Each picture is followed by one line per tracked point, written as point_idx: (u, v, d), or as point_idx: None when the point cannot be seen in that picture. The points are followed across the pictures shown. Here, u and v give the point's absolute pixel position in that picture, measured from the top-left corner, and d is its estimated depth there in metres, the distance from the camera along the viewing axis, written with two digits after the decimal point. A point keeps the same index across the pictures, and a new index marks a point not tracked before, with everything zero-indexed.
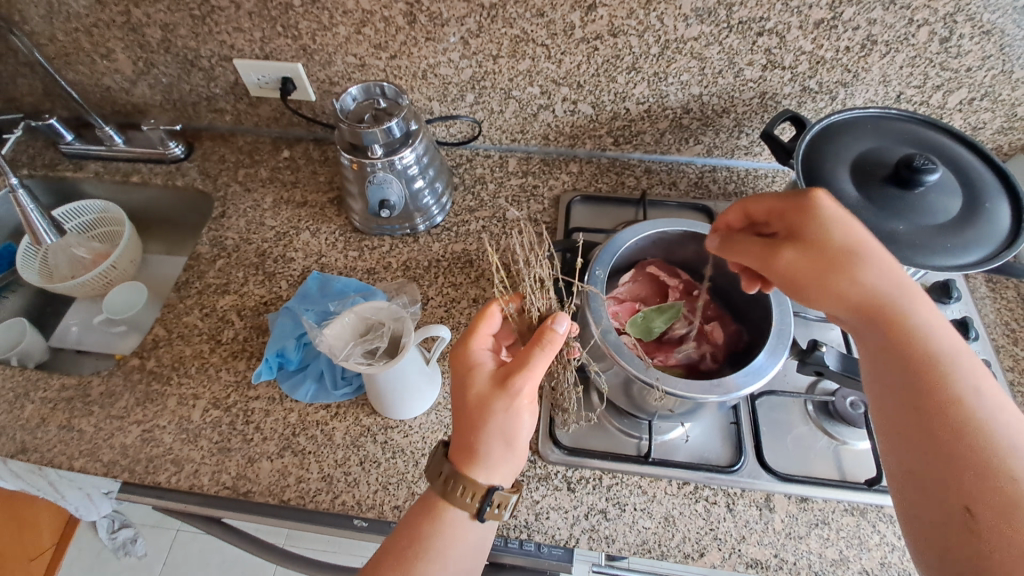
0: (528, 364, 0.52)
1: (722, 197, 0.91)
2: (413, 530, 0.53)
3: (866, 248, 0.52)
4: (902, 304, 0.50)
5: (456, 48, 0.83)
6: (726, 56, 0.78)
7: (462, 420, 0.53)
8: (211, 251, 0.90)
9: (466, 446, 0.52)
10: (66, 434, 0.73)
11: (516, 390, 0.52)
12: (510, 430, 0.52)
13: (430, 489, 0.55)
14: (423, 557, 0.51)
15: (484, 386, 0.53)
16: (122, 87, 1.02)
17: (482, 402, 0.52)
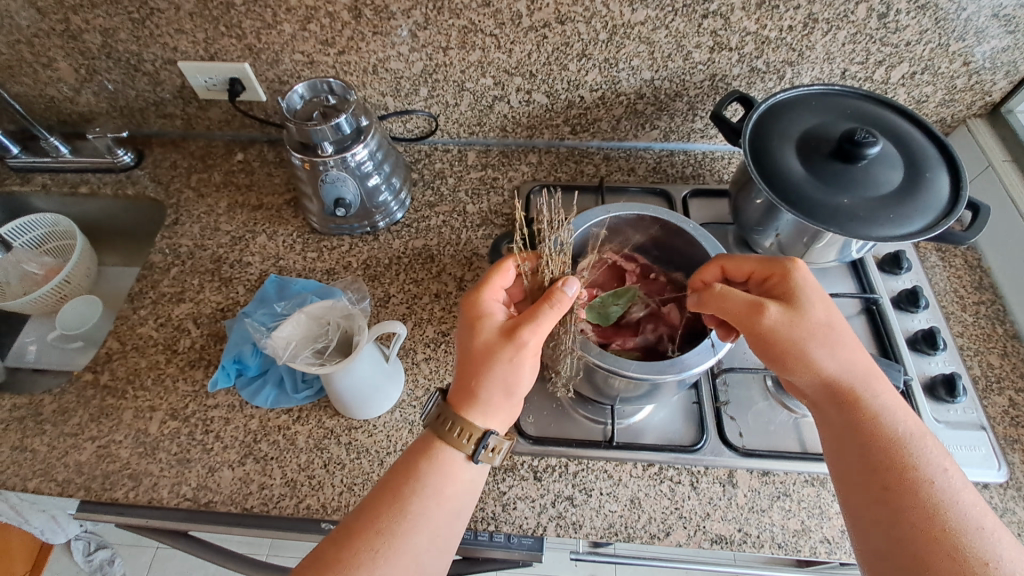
0: (536, 318, 0.52)
1: (679, 180, 0.91)
2: (407, 469, 0.52)
3: (835, 329, 0.54)
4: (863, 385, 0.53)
5: (406, 42, 0.82)
6: (674, 39, 0.78)
7: (465, 368, 0.53)
8: (165, 260, 0.87)
9: (467, 392, 0.52)
10: (18, 455, 0.71)
11: (521, 342, 0.52)
12: (511, 381, 0.52)
13: (426, 432, 0.54)
14: (419, 494, 0.50)
15: (490, 335, 0.53)
16: (66, 96, 0.98)
17: (488, 351, 0.52)
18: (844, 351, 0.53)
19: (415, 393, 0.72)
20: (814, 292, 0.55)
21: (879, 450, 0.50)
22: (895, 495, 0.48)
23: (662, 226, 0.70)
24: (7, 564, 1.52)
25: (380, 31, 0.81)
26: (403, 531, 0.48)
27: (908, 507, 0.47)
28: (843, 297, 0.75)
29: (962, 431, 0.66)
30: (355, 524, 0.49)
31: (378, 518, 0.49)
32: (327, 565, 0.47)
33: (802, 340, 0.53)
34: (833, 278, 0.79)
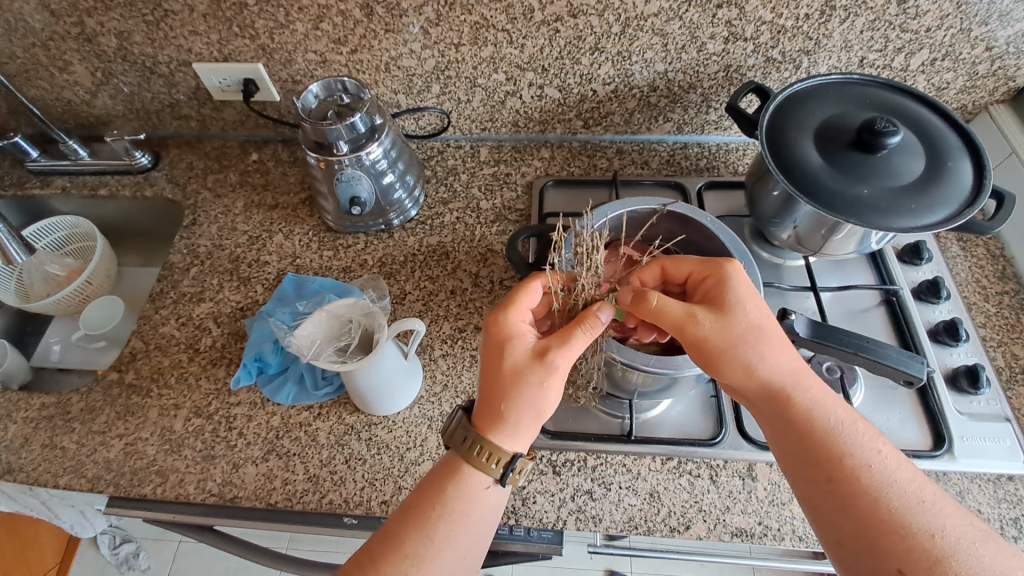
0: (568, 343, 0.53)
1: (694, 173, 0.91)
2: (434, 492, 0.52)
3: (759, 330, 0.53)
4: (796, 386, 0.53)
5: (418, 39, 0.82)
6: (688, 31, 0.77)
7: (492, 389, 0.54)
8: (184, 260, 0.89)
9: (495, 414, 0.53)
10: (49, 452, 0.73)
11: (553, 365, 0.52)
12: (540, 405, 0.53)
13: (450, 454, 0.54)
14: (446, 518, 0.51)
15: (519, 357, 0.53)
16: (84, 100, 1.00)
17: (518, 372, 0.52)
18: (775, 354, 0.53)
19: (433, 390, 0.73)
20: (748, 296, 0.54)
21: (836, 460, 0.50)
22: (863, 505, 0.47)
23: (679, 219, 0.70)
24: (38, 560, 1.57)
25: (393, 28, 0.81)
26: (428, 555, 0.49)
27: (877, 520, 0.47)
28: (862, 289, 0.75)
29: (985, 422, 0.66)
30: (381, 546, 0.50)
31: (405, 542, 0.50)
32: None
33: (732, 345, 0.53)
34: (850, 269, 0.79)
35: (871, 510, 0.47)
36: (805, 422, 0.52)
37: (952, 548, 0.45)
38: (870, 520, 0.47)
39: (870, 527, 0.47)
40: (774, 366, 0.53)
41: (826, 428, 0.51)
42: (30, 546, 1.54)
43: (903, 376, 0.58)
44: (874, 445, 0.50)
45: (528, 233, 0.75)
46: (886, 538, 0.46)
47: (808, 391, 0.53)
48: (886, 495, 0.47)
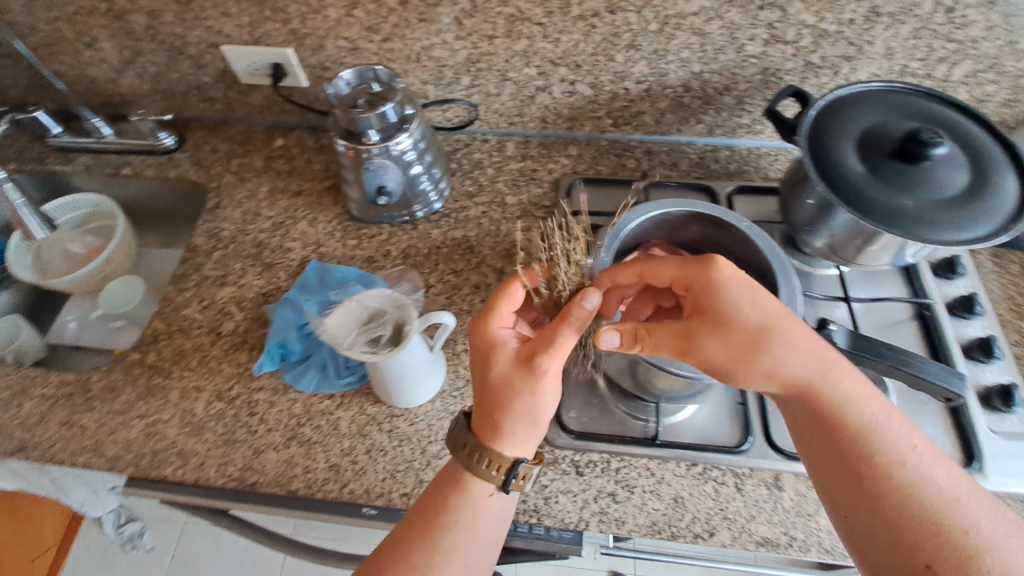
0: (551, 344, 0.53)
1: (724, 176, 0.90)
2: (437, 502, 0.54)
3: (774, 327, 0.52)
4: (825, 387, 0.52)
5: (450, 29, 0.80)
6: (728, 31, 0.76)
7: (485, 401, 0.54)
8: (208, 243, 0.88)
9: (490, 423, 0.53)
10: (68, 430, 0.73)
11: (540, 370, 0.52)
12: (535, 410, 0.53)
13: (453, 462, 0.55)
14: (451, 526, 0.52)
15: (507, 363, 0.54)
16: (110, 78, 0.99)
17: (507, 381, 0.53)
18: (794, 354, 0.52)
19: (456, 384, 0.73)
20: (744, 295, 0.52)
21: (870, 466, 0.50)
22: (931, 544, 0.47)
23: (715, 223, 0.69)
24: (36, 536, 1.60)
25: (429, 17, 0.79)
26: (436, 564, 0.51)
27: (903, 516, 0.48)
28: (893, 302, 0.74)
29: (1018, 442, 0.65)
30: (388, 557, 0.52)
31: (412, 552, 0.51)
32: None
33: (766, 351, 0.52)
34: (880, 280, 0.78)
35: (908, 516, 0.48)
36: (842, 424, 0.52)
37: (983, 535, 0.47)
38: (934, 562, 0.46)
39: (898, 522, 0.48)
40: (795, 367, 0.52)
41: (877, 456, 0.50)
42: (26, 524, 1.55)
43: (943, 394, 0.59)
44: (904, 448, 0.50)
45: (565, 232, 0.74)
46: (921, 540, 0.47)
47: (835, 389, 0.52)
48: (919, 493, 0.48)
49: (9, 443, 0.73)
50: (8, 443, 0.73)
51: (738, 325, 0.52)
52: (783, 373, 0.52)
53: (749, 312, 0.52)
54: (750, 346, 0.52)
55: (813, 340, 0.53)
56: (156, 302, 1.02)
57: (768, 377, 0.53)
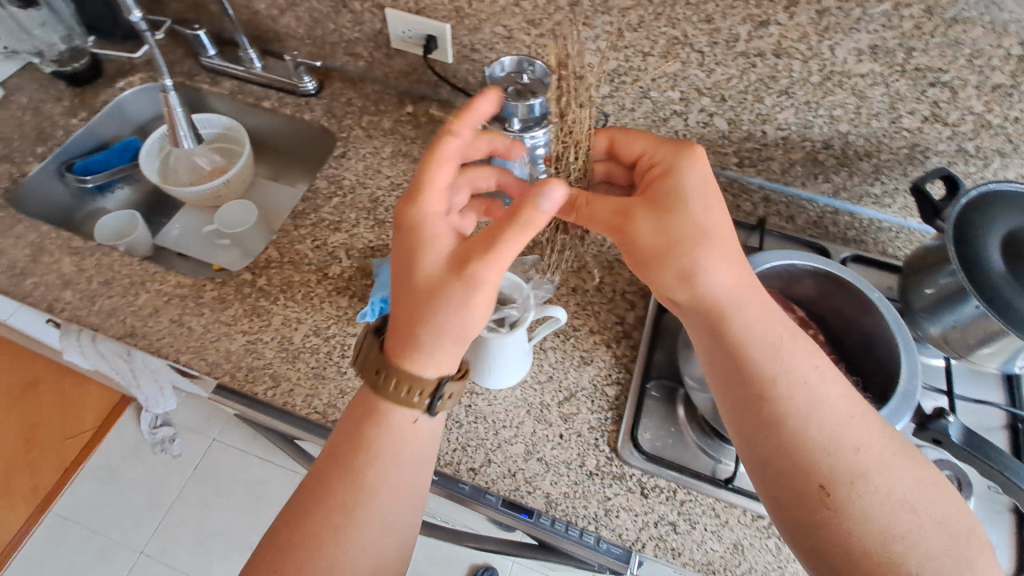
0: (493, 252, 0.49)
1: (839, 240, 0.88)
2: (355, 435, 0.54)
3: (708, 233, 0.56)
4: (733, 307, 0.55)
5: (608, 38, 0.82)
6: (889, 99, 0.75)
7: (406, 303, 0.52)
8: (328, 188, 0.93)
9: (410, 335, 0.51)
10: (176, 327, 0.78)
11: (473, 278, 0.49)
12: (461, 324, 0.51)
13: (365, 387, 0.56)
14: (370, 461, 0.53)
15: (438, 268, 0.51)
16: (270, 14, 1.04)
17: (436, 289, 0.50)
18: (719, 266, 0.55)
19: (538, 378, 0.74)
20: (698, 193, 0.57)
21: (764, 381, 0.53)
22: (833, 467, 0.49)
23: (840, 287, 0.68)
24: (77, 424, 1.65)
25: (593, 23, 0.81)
26: (362, 503, 0.51)
27: (800, 439, 0.51)
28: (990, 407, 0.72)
29: None
30: (313, 503, 0.52)
31: (335, 481, 0.52)
32: (297, 532, 0.50)
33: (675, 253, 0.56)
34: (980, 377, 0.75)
35: (802, 437, 0.51)
36: (736, 340, 0.55)
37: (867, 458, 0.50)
38: (831, 483, 0.49)
39: (794, 443, 0.51)
40: (716, 280, 0.55)
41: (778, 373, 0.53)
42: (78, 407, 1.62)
43: None
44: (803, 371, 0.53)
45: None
46: (812, 461, 0.50)
47: (741, 316, 0.55)
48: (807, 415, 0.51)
49: (120, 326, 0.78)
50: (119, 325, 0.78)
51: (683, 220, 0.56)
52: (710, 288, 0.55)
53: (694, 210, 0.56)
54: (673, 247, 0.56)
55: (737, 259, 0.57)
56: (266, 236, 1.09)
57: (690, 286, 0.56)
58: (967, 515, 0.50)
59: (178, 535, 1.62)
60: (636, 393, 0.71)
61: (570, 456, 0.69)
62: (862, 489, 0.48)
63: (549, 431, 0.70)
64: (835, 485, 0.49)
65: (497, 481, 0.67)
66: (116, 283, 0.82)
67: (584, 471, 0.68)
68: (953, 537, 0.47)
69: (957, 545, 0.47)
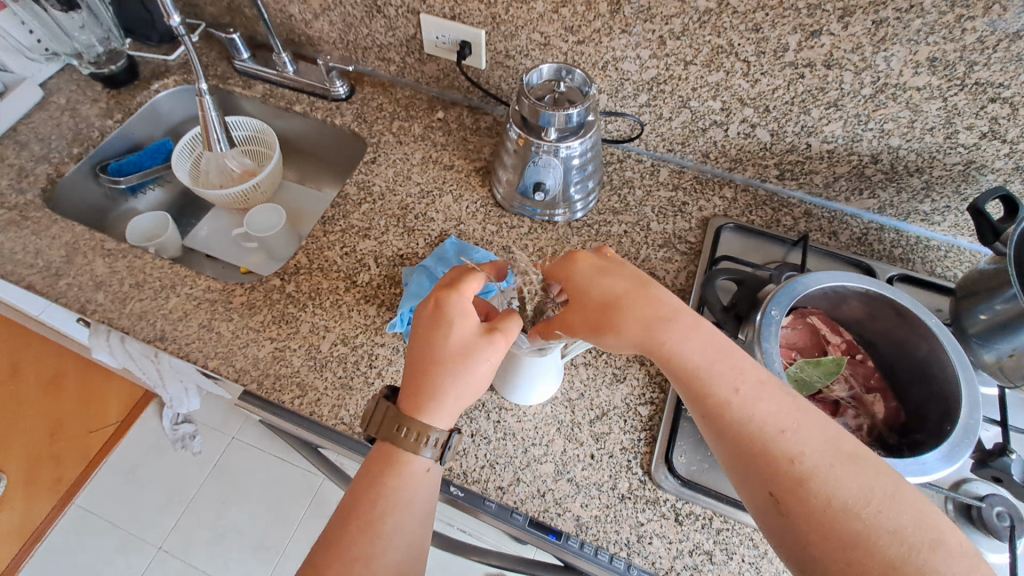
0: (508, 327, 0.57)
1: (885, 258, 0.85)
2: (373, 487, 0.52)
3: (617, 300, 0.57)
4: (665, 339, 0.55)
5: (649, 46, 0.80)
6: (946, 114, 0.72)
7: (426, 366, 0.56)
8: (358, 194, 0.92)
9: (435, 393, 0.55)
10: (205, 333, 0.77)
11: (498, 342, 0.56)
12: (478, 381, 0.56)
13: (381, 444, 0.55)
14: (389, 509, 0.51)
15: (461, 333, 0.56)
16: (304, 19, 1.04)
17: (466, 350, 0.55)
18: (634, 315, 0.56)
19: (568, 395, 0.72)
20: (598, 283, 0.59)
21: (704, 398, 0.52)
22: (773, 473, 0.48)
23: (893, 311, 0.65)
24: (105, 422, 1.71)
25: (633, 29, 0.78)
26: (380, 552, 0.49)
27: (749, 453, 0.49)
28: None
29: None
30: (327, 561, 0.49)
31: (361, 505, 0.52)
32: (327, 564, 0.49)
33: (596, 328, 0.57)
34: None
35: (748, 449, 0.50)
36: (672, 368, 0.55)
37: (817, 466, 0.47)
38: (779, 491, 0.47)
39: (748, 459, 0.49)
40: (635, 329, 0.56)
41: (716, 392, 0.52)
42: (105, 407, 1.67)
43: None
44: (741, 384, 0.52)
45: (728, 275, 0.70)
46: (760, 468, 0.49)
47: (674, 342, 0.54)
48: (752, 425, 0.50)
49: (150, 330, 0.78)
50: (149, 329, 0.78)
51: (594, 303, 0.57)
52: (630, 336, 0.56)
53: (602, 292, 0.58)
54: (598, 322, 0.57)
55: (654, 301, 0.57)
56: (295, 242, 1.09)
57: (618, 345, 0.57)
58: (931, 519, 0.45)
59: (196, 533, 1.62)
60: (670, 415, 0.69)
61: (601, 478, 0.66)
62: (815, 495, 0.46)
63: (579, 451, 0.68)
64: (783, 494, 0.47)
65: (526, 501, 0.65)
66: (147, 285, 0.82)
67: (616, 494, 0.66)
68: (910, 546, 0.43)
69: (917, 552, 0.43)
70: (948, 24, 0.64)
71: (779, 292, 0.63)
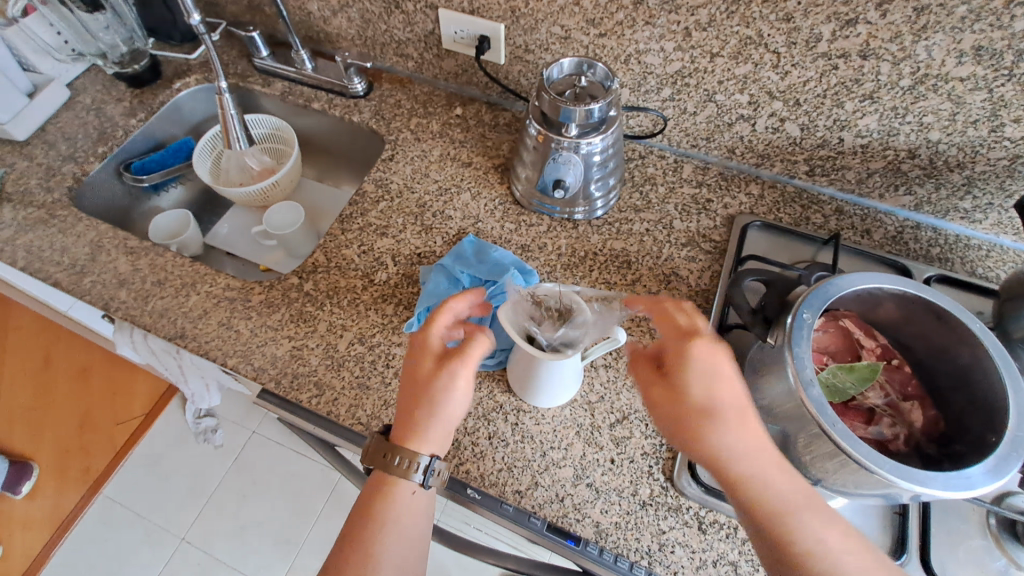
0: (467, 352, 0.57)
1: (921, 258, 0.81)
2: (366, 511, 0.55)
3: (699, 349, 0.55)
4: (691, 381, 0.54)
5: (674, 38, 0.77)
6: (991, 105, 0.68)
7: (405, 394, 0.58)
8: (375, 192, 0.91)
9: (406, 419, 0.56)
10: (224, 330, 0.78)
11: (456, 372, 0.56)
12: (444, 408, 0.57)
13: (375, 475, 0.57)
14: (382, 530, 0.54)
15: (427, 363, 0.58)
16: (323, 16, 1.03)
17: (428, 378, 0.57)
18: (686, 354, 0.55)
19: (589, 398, 0.70)
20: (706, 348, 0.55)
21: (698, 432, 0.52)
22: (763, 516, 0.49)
23: (932, 314, 0.61)
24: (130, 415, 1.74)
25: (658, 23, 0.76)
26: (375, 569, 0.52)
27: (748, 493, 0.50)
28: None
29: None
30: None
31: (358, 527, 0.54)
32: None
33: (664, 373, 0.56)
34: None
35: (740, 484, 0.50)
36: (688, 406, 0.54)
37: (794, 507, 0.49)
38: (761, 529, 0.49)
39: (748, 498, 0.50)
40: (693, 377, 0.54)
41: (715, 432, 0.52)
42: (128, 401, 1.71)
43: None
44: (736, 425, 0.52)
45: (756, 275, 0.67)
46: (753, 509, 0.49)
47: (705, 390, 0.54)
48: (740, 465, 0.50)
49: (170, 327, 0.78)
50: (170, 326, 0.79)
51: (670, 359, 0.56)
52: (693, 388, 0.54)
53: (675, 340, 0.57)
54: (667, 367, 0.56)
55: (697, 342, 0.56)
56: (313, 241, 1.09)
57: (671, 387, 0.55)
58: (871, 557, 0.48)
59: (218, 525, 1.65)
60: None
61: (621, 484, 0.65)
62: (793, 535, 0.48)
63: (599, 455, 0.67)
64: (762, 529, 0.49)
65: (545, 505, 0.64)
66: (169, 283, 0.82)
67: (637, 500, 0.64)
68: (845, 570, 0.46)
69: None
70: (996, 10, 0.60)
71: (815, 294, 0.60)
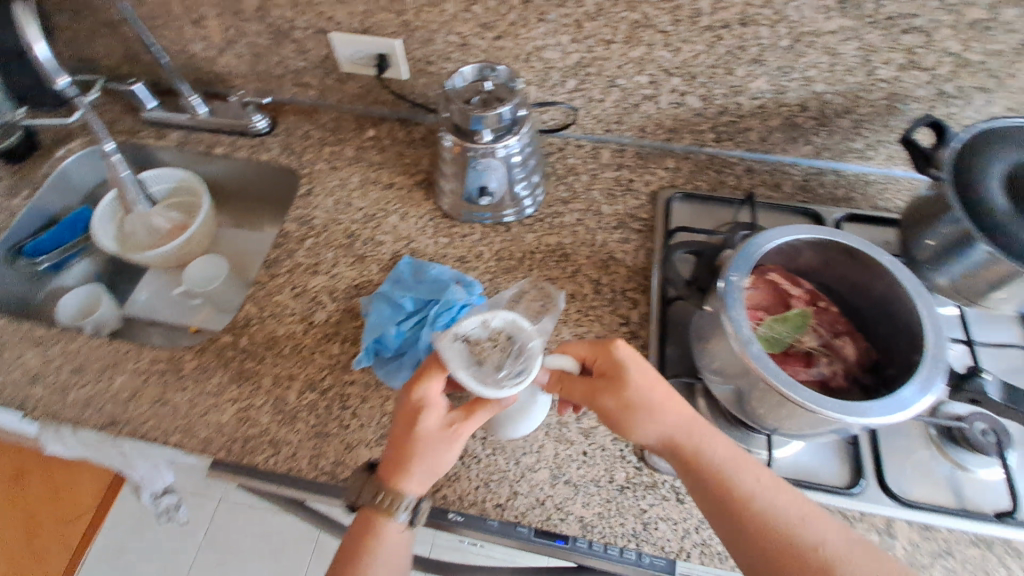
0: (473, 411, 0.57)
1: (829, 202, 0.86)
2: (352, 551, 0.55)
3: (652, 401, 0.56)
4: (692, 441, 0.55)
5: (567, 31, 0.78)
6: (863, 52, 0.73)
7: (400, 445, 0.56)
8: (299, 230, 0.88)
9: (399, 467, 0.55)
10: (159, 407, 0.73)
11: (457, 432, 0.56)
12: (439, 462, 0.56)
13: (360, 512, 0.56)
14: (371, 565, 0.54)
15: (428, 422, 0.56)
16: (208, 56, 0.98)
17: (429, 436, 0.56)
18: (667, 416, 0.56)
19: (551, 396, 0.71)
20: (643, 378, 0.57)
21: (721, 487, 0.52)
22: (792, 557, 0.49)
23: (845, 253, 0.66)
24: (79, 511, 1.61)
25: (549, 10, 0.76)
26: None
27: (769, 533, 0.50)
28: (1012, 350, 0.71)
29: None
30: None
31: (345, 565, 0.54)
32: None
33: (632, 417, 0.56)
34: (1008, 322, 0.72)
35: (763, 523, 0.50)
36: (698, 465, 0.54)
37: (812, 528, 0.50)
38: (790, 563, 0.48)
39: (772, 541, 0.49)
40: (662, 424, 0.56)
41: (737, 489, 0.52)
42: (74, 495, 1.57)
43: None
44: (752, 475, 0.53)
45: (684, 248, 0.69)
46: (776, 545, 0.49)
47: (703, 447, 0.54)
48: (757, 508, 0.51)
49: (98, 416, 0.73)
50: (98, 415, 0.73)
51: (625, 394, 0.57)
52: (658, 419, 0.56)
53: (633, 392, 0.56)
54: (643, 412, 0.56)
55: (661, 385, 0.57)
56: (241, 290, 1.02)
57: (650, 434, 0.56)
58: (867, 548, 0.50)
59: None
60: None
61: (597, 473, 0.66)
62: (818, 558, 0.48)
63: (571, 451, 0.67)
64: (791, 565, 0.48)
65: (527, 512, 0.64)
66: (88, 369, 0.76)
67: (614, 486, 0.65)
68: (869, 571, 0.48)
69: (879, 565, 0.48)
70: None
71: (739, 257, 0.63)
